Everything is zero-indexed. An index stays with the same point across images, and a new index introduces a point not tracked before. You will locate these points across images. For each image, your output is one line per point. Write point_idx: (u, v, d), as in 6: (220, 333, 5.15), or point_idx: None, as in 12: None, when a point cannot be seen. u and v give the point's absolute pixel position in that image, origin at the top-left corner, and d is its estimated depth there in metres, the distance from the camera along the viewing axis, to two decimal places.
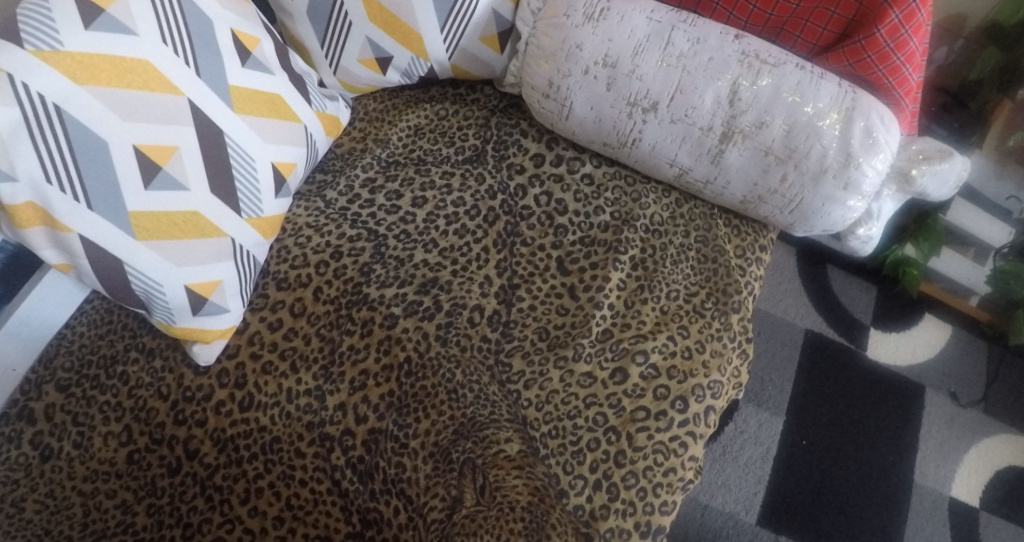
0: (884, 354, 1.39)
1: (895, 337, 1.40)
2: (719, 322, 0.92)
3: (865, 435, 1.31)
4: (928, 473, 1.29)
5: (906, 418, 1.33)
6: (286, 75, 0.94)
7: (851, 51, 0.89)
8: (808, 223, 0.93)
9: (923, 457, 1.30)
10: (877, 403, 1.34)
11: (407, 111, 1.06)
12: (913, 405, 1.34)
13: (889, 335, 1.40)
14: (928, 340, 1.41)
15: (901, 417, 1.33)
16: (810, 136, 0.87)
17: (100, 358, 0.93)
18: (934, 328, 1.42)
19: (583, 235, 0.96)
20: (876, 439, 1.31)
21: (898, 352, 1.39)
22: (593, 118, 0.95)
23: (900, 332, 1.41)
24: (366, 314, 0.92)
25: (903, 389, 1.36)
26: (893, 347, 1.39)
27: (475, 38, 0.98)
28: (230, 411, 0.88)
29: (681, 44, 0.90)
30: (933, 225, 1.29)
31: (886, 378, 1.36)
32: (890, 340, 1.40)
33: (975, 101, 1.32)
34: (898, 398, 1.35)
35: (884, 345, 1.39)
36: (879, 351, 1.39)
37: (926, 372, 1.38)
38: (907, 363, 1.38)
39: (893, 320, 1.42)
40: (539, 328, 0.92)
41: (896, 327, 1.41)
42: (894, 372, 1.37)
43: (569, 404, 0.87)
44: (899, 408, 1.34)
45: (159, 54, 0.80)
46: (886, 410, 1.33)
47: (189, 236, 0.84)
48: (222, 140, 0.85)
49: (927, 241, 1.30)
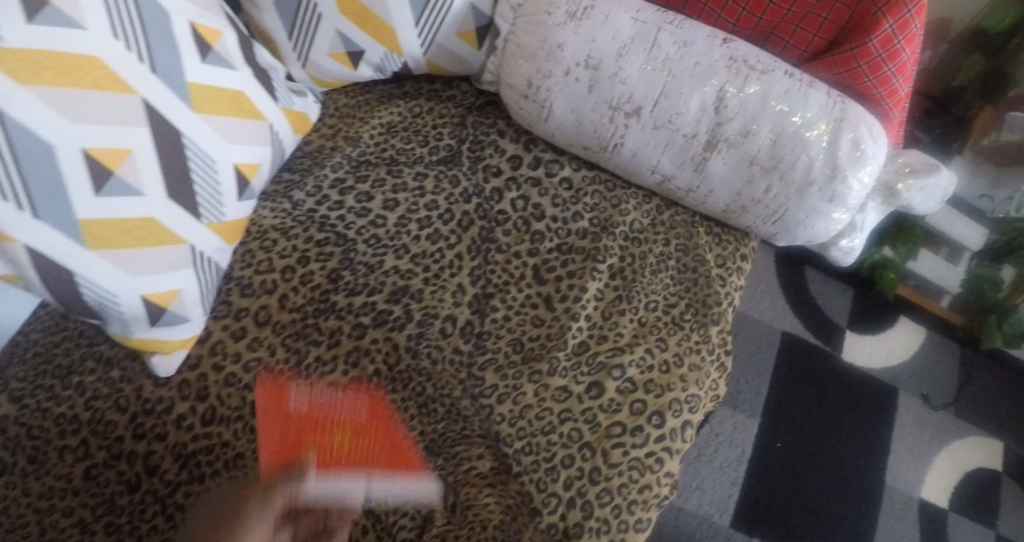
0: (859, 356, 1.39)
1: (868, 339, 1.41)
2: (698, 334, 0.89)
3: (839, 437, 1.31)
4: (899, 474, 1.30)
5: (879, 420, 1.34)
6: (250, 69, 0.89)
7: (841, 60, 0.87)
8: (790, 235, 0.91)
9: (895, 458, 1.31)
10: (850, 405, 1.34)
11: (380, 108, 1.02)
12: (885, 408, 1.35)
13: (863, 338, 1.41)
14: (902, 342, 1.42)
15: (873, 419, 1.34)
16: (796, 147, 0.84)
17: (55, 368, 0.89)
18: (907, 330, 1.43)
19: (560, 242, 0.93)
20: (849, 441, 1.31)
21: (873, 355, 1.40)
22: (573, 120, 0.91)
23: (874, 335, 1.42)
24: (334, 324, 0.89)
25: (875, 392, 1.37)
26: (867, 350, 1.40)
27: (451, 34, 0.94)
28: (192, 424, 0.86)
29: (667, 48, 0.87)
30: (913, 229, 1.29)
31: (860, 381, 1.37)
32: (864, 343, 1.41)
33: (958, 107, 1.34)
34: (871, 400, 1.36)
35: (858, 348, 1.40)
36: (853, 354, 1.39)
37: (899, 375, 1.39)
38: (881, 365, 1.39)
39: (868, 323, 1.43)
40: (513, 340, 0.88)
41: (869, 329, 1.42)
42: (868, 375, 1.38)
43: (542, 419, 0.83)
44: (872, 410, 1.35)
45: (109, 51, 0.74)
46: (859, 412, 1.34)
47: (145, 243, 0.79)
48: (181, 141, 0.80)
49: (905, 245, 1.30)
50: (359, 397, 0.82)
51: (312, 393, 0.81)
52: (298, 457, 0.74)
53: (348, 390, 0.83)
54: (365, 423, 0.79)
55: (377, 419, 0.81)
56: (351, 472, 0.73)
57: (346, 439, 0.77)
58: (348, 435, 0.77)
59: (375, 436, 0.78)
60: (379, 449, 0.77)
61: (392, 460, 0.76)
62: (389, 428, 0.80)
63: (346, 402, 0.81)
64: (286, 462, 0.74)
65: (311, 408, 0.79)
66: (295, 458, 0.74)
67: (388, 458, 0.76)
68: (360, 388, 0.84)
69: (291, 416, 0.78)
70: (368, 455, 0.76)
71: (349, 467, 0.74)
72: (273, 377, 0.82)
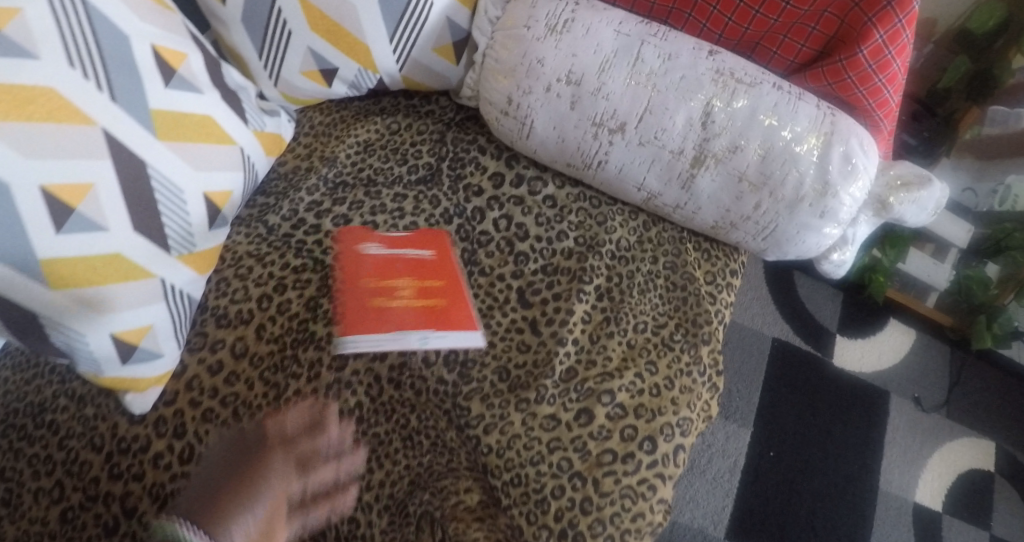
0: (849, 360, 1.39)
1: (858, 343, 1.40)
2: (688, 355, 0.87)
3: (832, 443, 1.30)
4: (893, 479, 1.29)
5: (872, 425, 1.33)
6: (217, 91, 0.84)
7: (831, 71, 0.85)
8: (781, 251, 0.89)
9: (889, 463, 1.30)
10: (842, 411, 1.33)
11: (356, 125, 0.98)
12: (878, 412, 1.34)
13: (853, 342, 1.40)
14: (892, 345, 1.41)
15: (866, 424, 1.33)
16: (786, 163, 0.82)
17: (27, 406, 0.88)
18: (897, 332, 1.43)
19: (544, 262, 0.90)
20: (842, 446, 1.30)
21: (863, 358, 1.39)
22: (555, 138, 0.88)
23: (864, 339, 1.41)
24: (314, 355, 0.85)
25: (867, 396, 1.36)
26: (857, 354, 1.39)
27: (428, 49, 0.91)
28: (169, 464, 0.82)
29: (651, 61, 0.84)
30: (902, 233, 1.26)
31: (851, 385, 1.36)
32: (854, 347, 1.40)
33: (943, 109, 1.33)
34: (863, 405, 1.35)
35: (849, 352, 1.39)
36: (844, 358, 1.39)
37: (890, 377, 1.38)
38: (872, 368, 1.39)
39: (857, 326, 1.42)
40: (499, 368, 0.85)
41: (859, 333, 1.41)
42: (859, 379, 1.37)
43: (531, 449, 0.81)
44: (864, 415, 1.34)
45: (65, 80, 0.69)
46: (851, 417, 1.33)
47: (111, 280, 0.75)
48: (145, 172, 0.76)
49: (894, 248, 1.28)
50: (426, 239, 0.90)
51: (388, 239, 0.90)
52: (376, 319, 0.85)
53: (418, 239, 0.90)
54: (426, 273, 0.88)
55: (443, 260, 0.90)
56: (404, 331, 0.84)
57: (409, 298, 0.86)
58: (410, 294, 0.87)
59: (436, 293, 0.87)
60: (434, 311, 0.86)
61: (448, 318, 0.86)
62: (449, 273, 0.89)
63: (413, 242, 0.90)
64: (367, 320, 0.85)
65: (386, 260, 0.88)
66: (372, 318, 0.85)
67: (445, 315, 0.86)
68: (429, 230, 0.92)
69: (367, 262, 0.88)
70: (426, 320, 0.85)
71: (408, 328, 0.85)
72: (354, 225, 0.91)
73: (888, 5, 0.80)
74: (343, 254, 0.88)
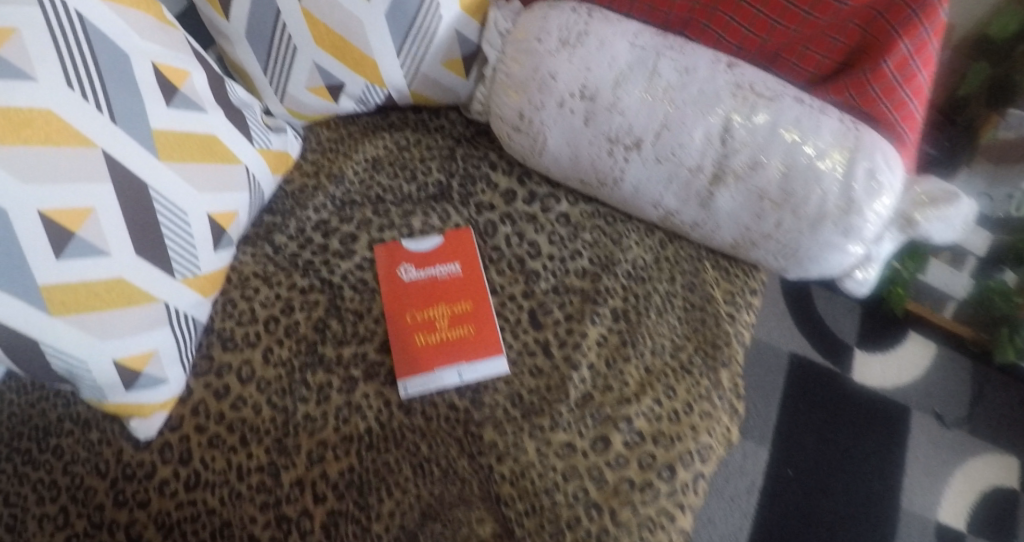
0: (869, 376, 1.35)
1: (878, 359, 1.36)
2: (708, 379, 0.84)
3: (852, 461, 1.27)
4: (916, 497, 1.25)
5: (892, 441, 1.29)
6: (221, 109, 0.82)
7: (854, 83, 0.81)
8: (803, 269, 0.85)
9: (911, 481, 1.26)
10: (862, 427, 1.30)
11: (364, 141, 0.96)
12: (899, 427, 1.31)
13: (873, 357, 1.36)
14: (914, 360, 1.36)
15: (886, 440, 1.29)
16: (809, 180, 0.78)
17: (31, 430, 0.85)
18: (918, 346, 1.37)
19: (556, 282, 0.88)
20: (862, 463, 1.27)
21: (883, 374, 1.35)
22: (568, 154, 0.85)
23: (884, 353, 1.36)
24: (323, 378, 0.83)
25: (887, 412, 1.32)
26: (878, 369, 1.35)
27: (437, 62, 0.88)
28: (175, 491, 0.79)
29: (668, 75, 0.80)
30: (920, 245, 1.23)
31: (871, 401, 1.33)
32: (875, 363, 1.36)
33: (963, 117, 1.28)
34: (884, 420, 1.31)
35: (869, 368, 1.35)
36: (863, 375, 1.35)
37: (911, 393, 1.34)
38: (893, 383, 1.34)
39: (876, 340, 1.38)
40: (511, 394, 0.83)
41: (880, 348, 1.37)
42: (879, 396, 1.33)
43: (545, 478, 0.78)
44: (885, 431, 1.30)
45: (63, 101, 0.67)
46: (872, 434, 1.30)
47: (113, 305, 0.73)
48: (147, 193, 0.74)
49: (913, 260, 1.25)
50: (456, 250, 0.89)
51: (420, 252, 0.89)
52: (417, 355, 0.84)
53: (442, 255, 0.89)
54: (459, 290, 0.87)
55: (471, 273, 0.88)
56: (449, 362, 0.84)
57: (444, 317, 0.87)
58: (446, 313, 0.87)
59: (470, 311, 0.86)
60: (468, 331, 0.85)
61: (482, 337, 0.85)
62: (481, 288, 0.87)
63: (445, 255, 0.89)
64: (408, 356, 0.84)
65: (420, 278, 0.88)
66: (412, 350, 0.84)
67: (478, 334, 0.85)
68: (457, 234, 0.90)
69: (403, 283, 0.87)
70: (461, 339, 0.85)
71: (446, 351, 0.85)
72: (387, 242, 0.89)
73: (914, 15, 0.76)
74: (378, 274, 0.88)
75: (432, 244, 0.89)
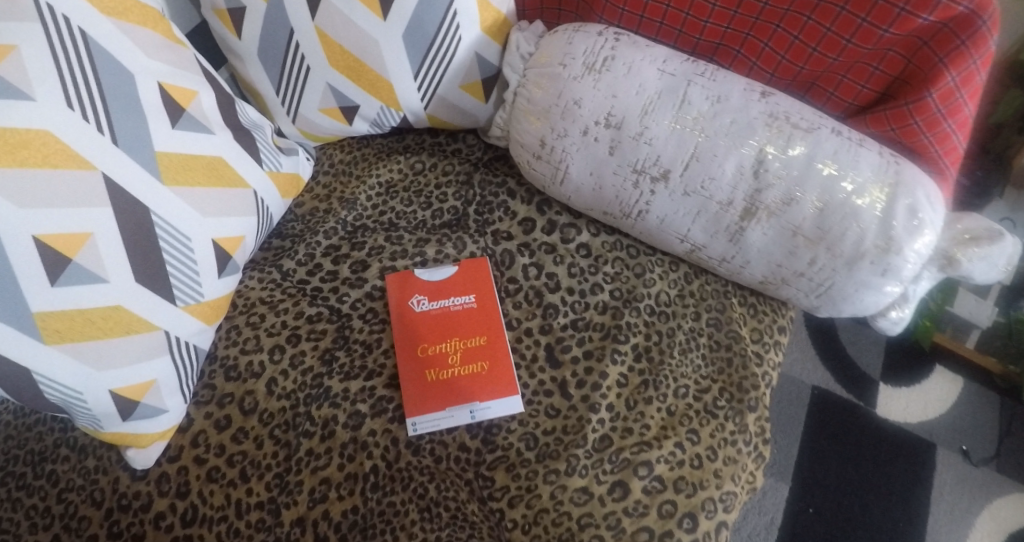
0: (894, 411, 1.23)
1: (903, 393, 1.24)
2: (733, 423, 0.79)
3: (875, 500, 1.16)
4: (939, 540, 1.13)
5: (917, 482, 1.17)
6: (230, 130, 0.79)
7: (895, 115, 0.77)
8: (835, 308, 0.81)
9: (935, 522, 1.15)
10: (885, 465, 1.18)
11: (378, 164, 0.93)
12: (924, 466, 1.18)
13: (898, 391, 1.24)
14: (941, 395, 1.24)
15: (912, 480, 1.17)
16: (846, 217, 0.74)
17: (28, 454, 0.80)
18: (944, 379, 1.25)
19: (576, 317, 0.84)
20: (887, 503, 1.15)
21: (909, 409, 1.23)
22: (591, 185, 0.82)
23: (910, 387, 1.24)
24: (328, 413, 0.79)
25: (912, 449, 1.20)
26: (903, 404, 1.23)
27: (455, 86, 0.85)
28: (171, 525, 0.75)
29: (699, 103, 0.76)
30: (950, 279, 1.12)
31: (895, 437, 1.21)
32: (899, 397, 1.24)
33: (994, 144, 1.18)
34: (908, 458, 1.19)
35: (894, 401, 1.23)
36: (888, 409, 1.23)
37: (939, 429, 1.21)
38: (919, 419, 1.22)
39: (902, 373, 1.25)
40: (526, 435, 0.79)
41: (905, 381, 1.25)
42: (905, 432, 1.21)
43: (560, 526, 0.73)
44: (909, 470, 1.18)
45: (63, 122, 0.65)
46: (895, 473, 1.18)
47: (111, 334, 0.70)
48: (149, 218, 0.71)
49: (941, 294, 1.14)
50: (471, 281, 0.86)
51: (433, 283, 0.86)
52: (425, 392, 0.80)
53: (455, 287, 0.85)
54: (473, 324, 0.84)
55: (486, 307, 0.85)
56: (459, 402, 0.80)
57: (457, 352, 0.83)
58: (458, 348, 0.83)
59: (483, 346, 0.83)
60: (481, 369, 0.82)
61: (495, 378, 0.81)
62: (495, 323, 0.84)
63: (459, 287, 0.85)
64: (417, 394, 0.80)
65: (432, 310, 0.84)
66: (420, 388, 0.80)
67: (491, 371, 0.81)
68: (473, 264, 0.86)
69: (414, 314, 0.84)
70: (473, 375, 0.81)
71: (457, 388, 0.81)
72: (399, 271, 0.86)
73: (962, 44, 0.71)
74: (389, 304, 0.84)
75: (445, 276, 0.86)
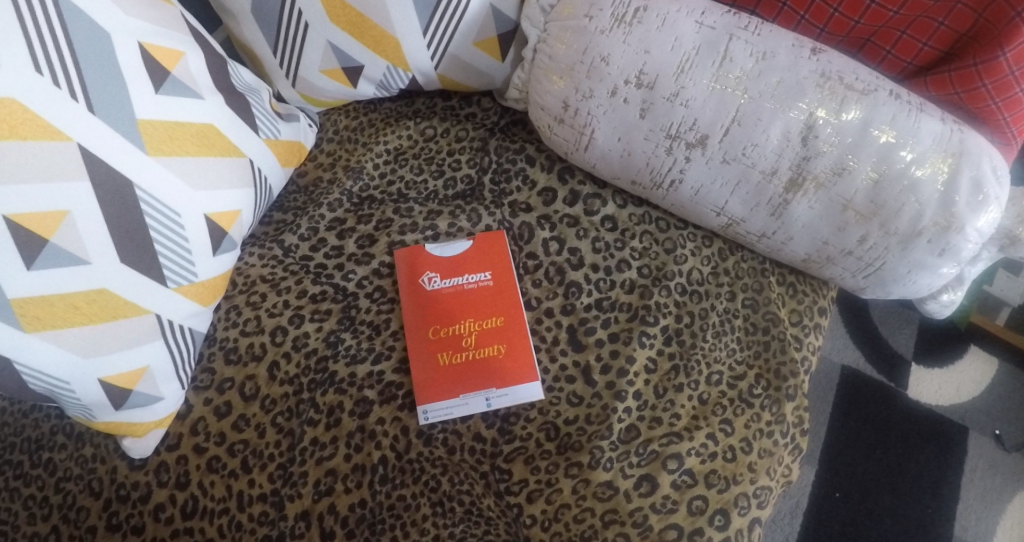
0: (925, 393, 1.15)
1: (936, 374, 1.16)
2: (770, 413, 0.73)
3: (904, 485, 1.09)
4: (969, 527, 1.07)
5: (949, 467, 1.10)
6: (221, 95, 0.73)
7: (961, 77, 0.68)
8: (884, 289, 0.74)
9: (964, 507, 1.08)
10: (916, 449, 1.11)
11: (386, 130, 0.86)
12: (956, 449, 1.11)
13: (931, 372, 1.16)
14: (975, 377, 1.15)
15: (943, 464, 1.10)
16: (902, 191, 0.66)
17: (25, 441, 0.76)
18: (979, 361, 1.16)
19: (601, 296, 0.77)
20: (917, 487, 1.09)
21: (942, 390, 1.15)
22: (619, 151, 0.75)
23: (942, 368, 1.16)
24: (334, 399, 0.74)
25: (944, 432, 1.12)
26: (935, 386, 1.15)
27: (467, 42, 0.78)
28: (171, 518, 0.70)
29: (742, 60, 0.68)
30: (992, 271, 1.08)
31: (927, 420, 1.13)
32: (931, 378, 1.16)
33: None
34: (940, 442, 1.12)
35: (925, 383, 1.15)
36: (919, 391, 1.15)
37: (972, 413, 1.14)
38: (950, 402, 1.14)
39: (935, 354, 1.17)
40: (546, 424, 0.73)
41: (938, 362, 1.17)
42: (935, 415, 1.13)
43: (582, 523, 0.68)
44: (940, 454, 1.11)
45: (30, 89, 0.59)
46: (926, 457, 1.11)
47: (97, 319, 0.65)
48: (132, 193, 0.65)
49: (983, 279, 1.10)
50: (486, 257, 0.79)
51: (446, 259, 0.79)
52: (437, 379, 0.74)
53: (469, 264, 0.79)
54: (488, 304, 0.78)
55: (502, 285, 0.78)
56: (475, 390, 0.75)
57: (472, 334, 0.77)
58: (474, 330, 0.77)
59: (501, 328, 0.77)
60: (499, 353, 0.76)
61: (512, 363, 0.75)
62: (513, 302, 0.78)
63: (473, 264, 0.79)
64: (429, 382, 0.74)
65: (445, 289, 0.78)
66: (432, 375, 0.75)
67: (509, 354, 0.76)
68: (488, 238, 0.80)
69: (426, 293, 0.78)
70: (489, 359, 0.76)
71: (471, 373, 0.75)
72: (409, 246, 0.80)
73: None
74: (398, 282, 0.78)
75: (458, 252, 0.80)
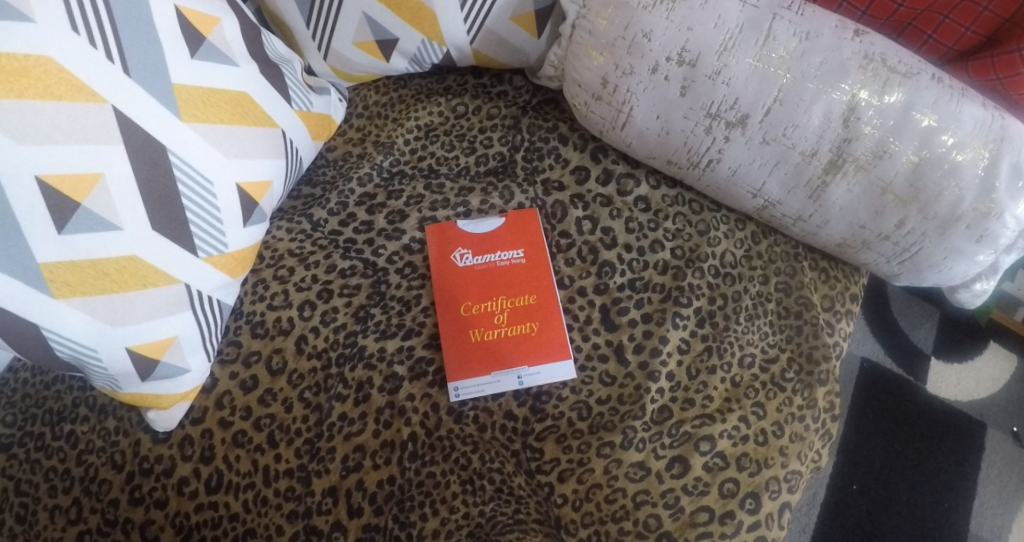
0: (944, 388, 1.15)
1: (955, 370, 1.16)
2: (801, 397, 0.72)
3: (921, 479, 1.08)
4: (986, 523, 1.06)
5: (966, 463, 1.10)
6: (254, 64, 0.72)
7: (1003, 62, 0.68)
8: (919, 275, 0.73)
9: (982, 503, 1.07)
10: (934, 444, 1.11)
11: (417, 106, 0.86)
12: (973, 445, 1.11)
13: (950, 367, 1.16)
14: (994, 374, 1.15)
15: (960, 460, 1.10)
16: (943, 175, 0.66)
17: (46, 413, 0.74)
18: (997, 358, 1.16)
19: (634, 276, 0.77)
20: (934, 481, 1.08)
21: (960, 386, 1.15)
22: (657, 129, 0.74)
23: (961, 364, 1.16)
24: (362, 374, 0.73)
25: (962, 428, 1.12)
26: (954, 381, 1.15)
27: (504, 17, 0.77)
28: (195, 492, 0.69)
29: (785, 39, 0.68)
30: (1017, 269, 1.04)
31: (946, 415, 1.13)
32: (950, 373, 1.15)
33: None
34: (958, 438, 1.11)
35: (943, 378, 1.15)
36: (938, 386, 1.15)
37: (989, 409, 1.13)
38: (969, 398, 1.14)
39: (954, 349, 1.17)
40: (578, 404, 0.72)
41: (957, 358, 1.16)
42: (954, 411, 1.13)
43: (614, 503, 0.67)
44: (958, 451, 1.10)
45: (66, 50, 0.58)
46: (943, 453, 1.10)
47: (125, 288, 0.64)
48: (165, 159, 0.64)
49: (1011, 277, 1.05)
50: (519, 235, 0.79)
51: (478, 236, 0.79)
52: (468, 357, 0.74)
53: (501, 241, 0.79)
54: (520, 282, 0.77)
55: (534, 263, 0.78)
56: (506, 368, 0.74)
57: (504, 312, 0.76)
58: (506, 307, 0.76)
59: (533, 306, 0.76)
60: (531, 330, 0.75)
61: (543, 341, 0.75)
62: (544, 280, 0.77)
63: (505, 241, 0.79)
64: (461, 358, 0.74)
65: (477, 266, 0.78)
66: (464, 351, 0.74)
67: (541, 332, 0.75)
68: (520, 216, 0.79)
69: (457, 269, 0.77)
70: (521, 337, 0.75)
71: (502, 350, 0.75)
72: (440, 222, 0.79)
73: None
74: (429, 258, 0.78)
75: (490, 230, 0.79)
